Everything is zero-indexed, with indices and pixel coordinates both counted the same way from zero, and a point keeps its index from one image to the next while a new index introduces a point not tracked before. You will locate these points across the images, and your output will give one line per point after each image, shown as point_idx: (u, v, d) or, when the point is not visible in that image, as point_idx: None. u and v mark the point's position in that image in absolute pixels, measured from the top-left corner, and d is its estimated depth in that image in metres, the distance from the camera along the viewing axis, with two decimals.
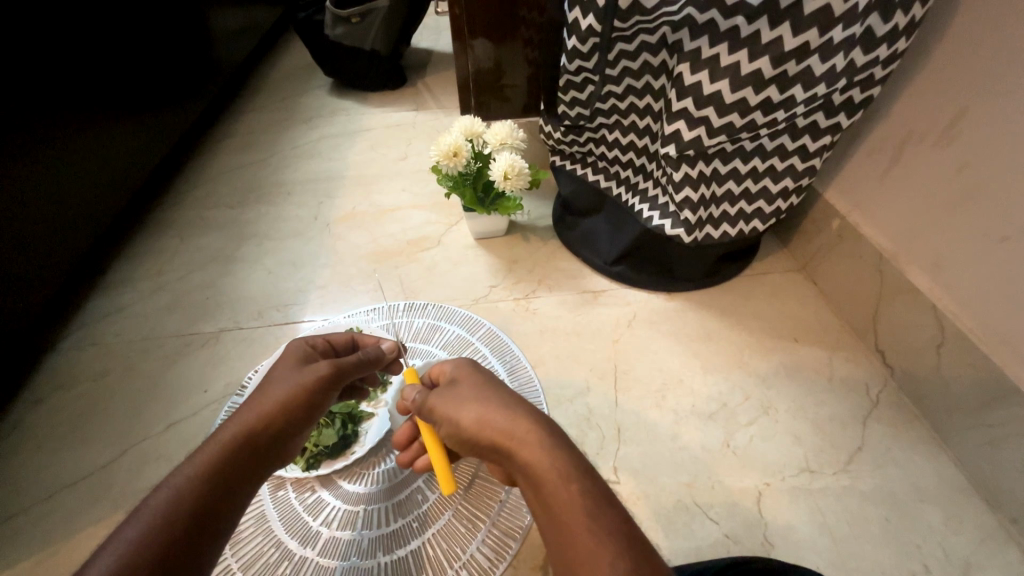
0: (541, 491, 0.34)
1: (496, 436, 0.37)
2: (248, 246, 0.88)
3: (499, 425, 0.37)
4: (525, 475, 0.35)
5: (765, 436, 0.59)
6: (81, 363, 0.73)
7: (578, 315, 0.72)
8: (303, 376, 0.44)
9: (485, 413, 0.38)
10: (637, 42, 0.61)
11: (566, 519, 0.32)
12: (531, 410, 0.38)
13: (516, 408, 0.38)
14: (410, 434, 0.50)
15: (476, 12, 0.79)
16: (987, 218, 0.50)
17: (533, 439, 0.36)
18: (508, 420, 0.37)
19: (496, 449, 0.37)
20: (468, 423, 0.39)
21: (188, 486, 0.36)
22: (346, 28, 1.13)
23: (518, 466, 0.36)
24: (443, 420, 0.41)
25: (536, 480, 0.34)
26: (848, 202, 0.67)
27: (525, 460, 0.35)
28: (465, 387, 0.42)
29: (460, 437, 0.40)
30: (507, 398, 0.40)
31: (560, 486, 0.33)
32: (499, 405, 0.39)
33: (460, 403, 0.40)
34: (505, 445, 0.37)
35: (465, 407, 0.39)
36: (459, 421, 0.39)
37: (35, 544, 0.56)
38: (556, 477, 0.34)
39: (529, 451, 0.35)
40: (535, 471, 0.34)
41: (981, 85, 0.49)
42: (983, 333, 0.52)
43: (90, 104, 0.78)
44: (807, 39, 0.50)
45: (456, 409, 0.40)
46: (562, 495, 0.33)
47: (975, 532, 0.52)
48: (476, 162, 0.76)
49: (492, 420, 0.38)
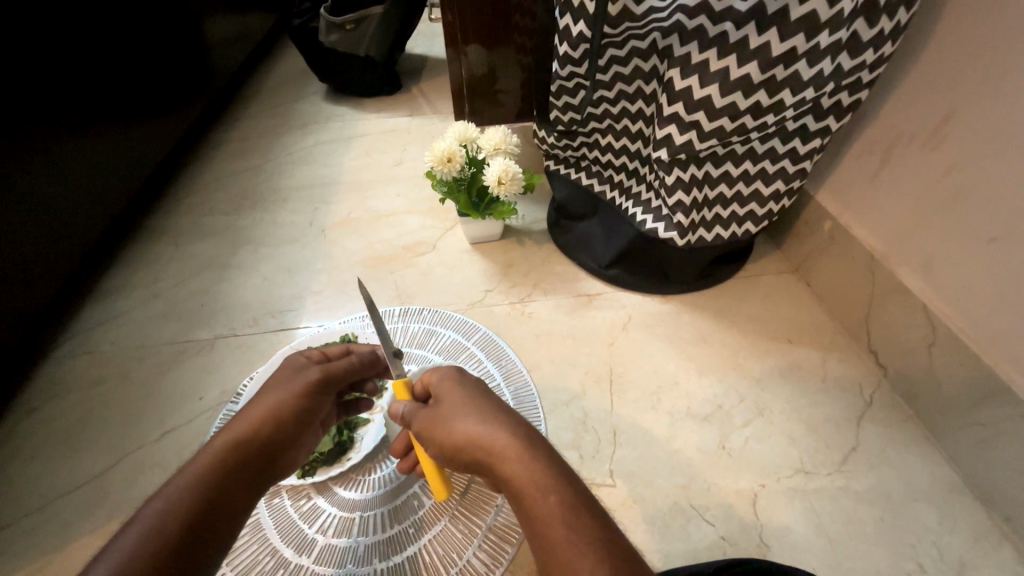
0: (522, 504, 0.34)
1: (479, 450, 0.37)
2: (243, 252, 0.88)
3: (481, 441, 0.37)
4: (507, 487, 0.36)
5: (759, 437, 0.59)
6: (75, 372, 0.73)
7: (574, 319, 0.72)
8: (295, 384, 0.46)
9: (468, 429, 0.38)
10: (628, 47, 0.62)
11: (546, 532, 0.32)
12: (513, 422, 0.39)
13: (499, 420, 0.39)
14: (407, 443, 0.50)
15: (469, 18, 0.80)
16: (975, 219, 0.51)
17: (513, 453, 0.36)
18: (489, 434, 0.38)
19: (480, 465, 0.38)
20: (451, 439, 0.39)
21: (183, 492, 0.36)
22: (340, 35, 1.14)
23: (501, 479, 0.36)
24: (430, 438, 0.41)
25: (517, 492, 0.35)
26: (839, 203, 0.67)
27: (507, 473, 0.36)
28: (448, 402, 0.42)
29: (445, 453, 0.40)
30: (491, 410, 0.40)
31: (541, 497, 0.34)
32: (480, 419, 0.39)
33: (443, 420, 0.40)
34: (487, 459, 0.37)
35: (448, 424, 0.40)
36: (444, 440, 0.40)
37: (29, 553, 0.56)
38: (535, 490, 0.34)
39: (510, 465, 0.36)
40: (516, 484, 0.35)
41: (965, 89, 0.50)
42: (973, 331, 0.53)
43: (88, 112, 0.79)
44: (794, 44, 0.50)
45: (440, 426, 0.40)
46: (541, 508, 0.33)
47: (969, 531, 0.52)
48: (470, 168, 0.76)
49: (473, 434, 0.38)
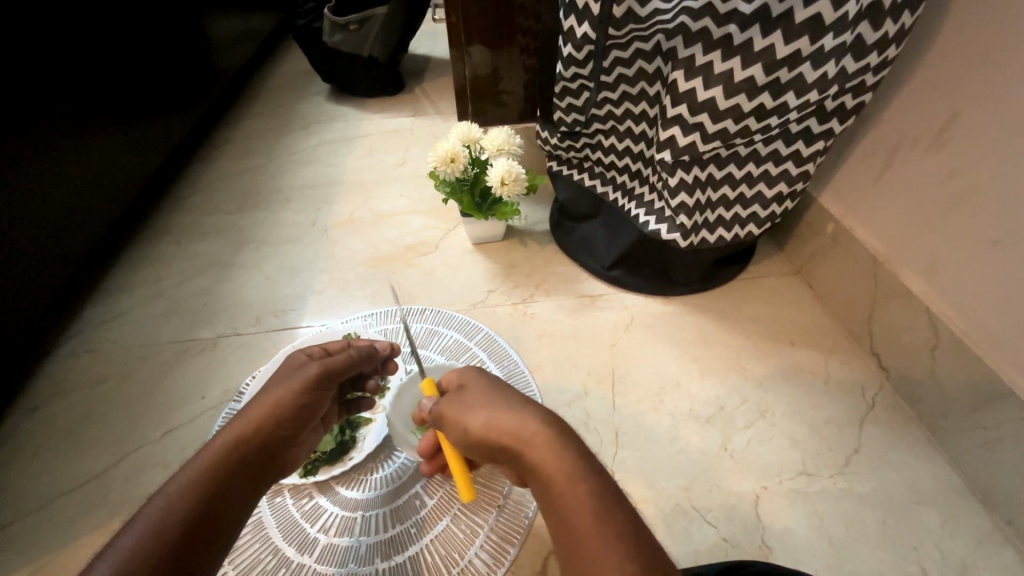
0: (549, 492, 0.34)
1: (504, 438, 0.38)
2: (247, 251, 0.88)
3: (506, 427, 0.38)
4: (531, 475, 0.36)
5: (761, 438, 0.59)
6: (77, 371, 0.73)
7: (576, 320, 0.72)
8: (293, 379, 0.46)
9: (492, 417, 0.39)
10: (632, 49, 0.62)
11: (571, 520, 0.33)
12: (539, 411, 0.39)
13: (526, 409, 0.39)
14: (433, 441, 0.49)
15: (473, 19, 0.80)
16: (978, 222, 0.51)
17: (539, 440, 0.36)
18: (515, 421, 0.38)
19: (504, 451, 0.38)
20: (477, 427, 0.40)
21: (182, 491, 0.36)
22: (343, 36, 1.14)
23: (526, 467, 0.37)
24: (453, 424, 0.42)
25: (544, 480, 0.35)
26: (842, 205, 0.67)
27: (531, 459, 0.36)
28: (475, 394, 0.43)
29: (466, 441, 0.41)
30: (516, 401, 0.40)
31: (568, 485, 0.34)
32: (505, 408, 0.40)
33: (468, 408, 0.41)
34: (512, 446, 0.38)
35: (472, 411, 0.41)
36: (466, 426, 0.40)
37: (31, 553, 0.56)
38: (562, 478, 0.34)
39: (537, 452, 0.36)
40: (543, 472, 0.35)
41: (968, 93, 0.50)
42: (977, 335, 0.53)
43: (93, 110, 0.79)
44: (798, 47, 0.51)
45: (464, 413, 0.41)
46: (568, 497, 0.33)
47: (972, 534, 0.52)
48: (473, 168, 0.77)
49: (500, 423, 0.38)
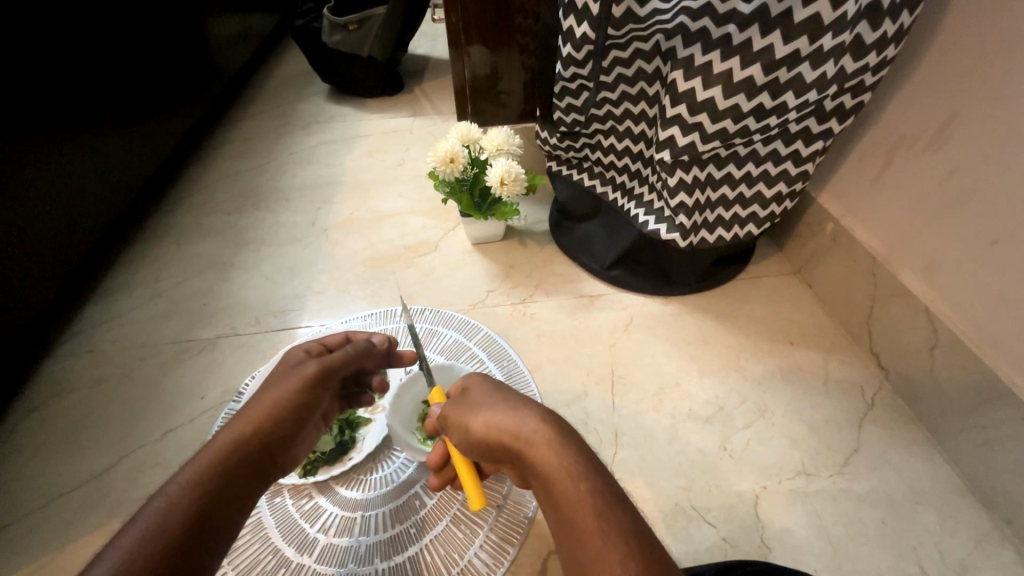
0: (552, 490, 0.35)
1: (507, 438, 0.38)
2: (246, 251, 0.88)
3: (508, 428, 0.38)
4: (534, 474, 0.36)
5: (761, 438, 0.59)
6: (77, 371, 0.73)
7: (575, 320, 0.72)
8: (292, 378, 0.46)
9: (494, 417, 0.39)
10: (631, 49, 0.62)
11: (573, 518, 0.33)
12: (540, 411, 0.39)
13: (528, 410, 0.40)
14: (443, 452, 0.49)
15: (472, 20, 0.80)
16: (978, 222, 0.51)
17: (541, 439, 0.37)
18: (517, 421, 0.38)
19: (507, 452, 0.38)
20: (479, 428, 0.40)
21: (183, 491, 0.36)
22: (342, 35, 1.14)
23: (528, 466, 0.37)
24: (455, 426, 0.42)
25: (546, 478, 0.35)
26: (842, 205, 0.67)
27: (533, 458, 0.36)
28: (477, 396, 0.43)
29: (468, 442, 0.41)
30: (518, 403, 0.41)
31: (571, 484, 0.34)
32: (507, 409, 0.40)
33: (470, 409, 0.41)
34: (514, 446, 0.38)
35: (474, 413, 0.41)
36: (468, 428, 0.41)
37: (30, 553, 0.56)
38: (565, 476, 0.34)
39: (539, 451, 0.36)
40: (545, 471, 0.35)
41: (968, 94, 0.50)
42: (976, 335, 0.53)
43: (92, 110, 0.79)
44: (798, 47, 0.51)
45: (466, 414, 0.41)
46: (570, 495, 0.33)
47: (971, 533, 0.52)
48: (472, 168, 0.76)
49: (501, 422, 0.39)
